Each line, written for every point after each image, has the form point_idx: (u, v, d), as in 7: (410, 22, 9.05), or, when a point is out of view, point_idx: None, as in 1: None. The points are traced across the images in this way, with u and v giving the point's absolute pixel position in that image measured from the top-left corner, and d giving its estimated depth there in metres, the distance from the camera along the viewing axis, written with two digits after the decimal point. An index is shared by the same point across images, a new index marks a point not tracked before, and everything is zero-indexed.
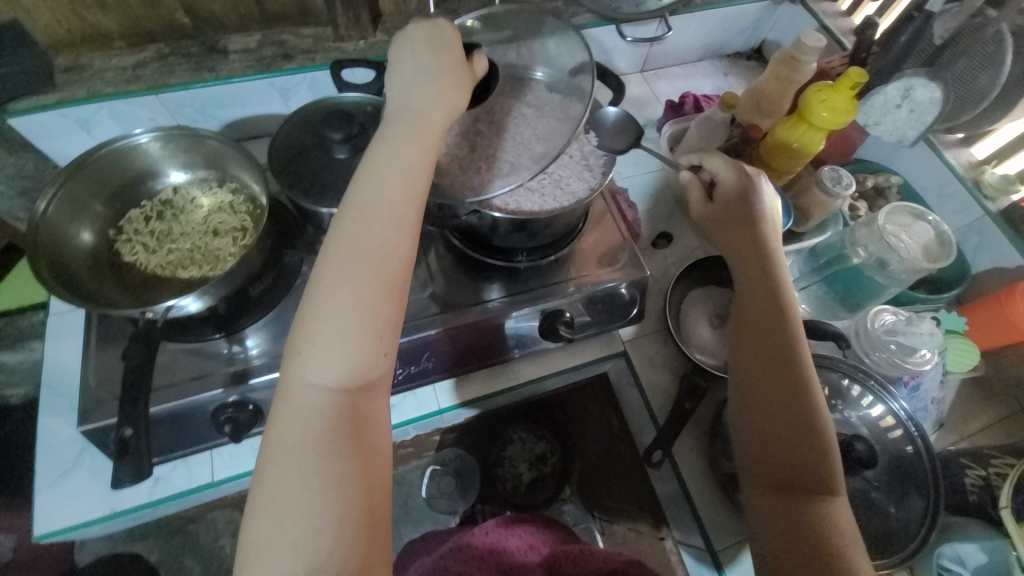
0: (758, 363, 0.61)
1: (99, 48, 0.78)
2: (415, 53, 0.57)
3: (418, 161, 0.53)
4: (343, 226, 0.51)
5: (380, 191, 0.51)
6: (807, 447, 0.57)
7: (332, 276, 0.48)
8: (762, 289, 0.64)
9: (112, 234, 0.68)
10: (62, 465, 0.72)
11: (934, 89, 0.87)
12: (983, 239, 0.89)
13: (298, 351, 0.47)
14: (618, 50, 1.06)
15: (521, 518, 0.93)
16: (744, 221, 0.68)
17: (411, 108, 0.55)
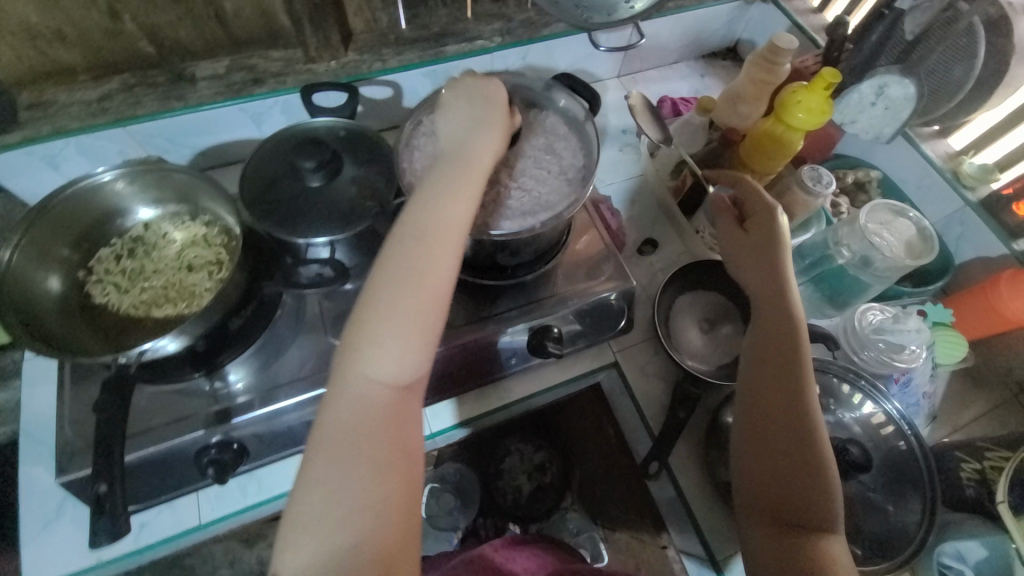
0: (768, 365, 0.64)
1: (63, 83, 0.75)
2: (471, 108, 0.65)
3: (468, 191, 0.58)
4: (401, 236, 0.55)
5: (437, 212, 0.56)
6: (804, 470, 0.59)
7: (397, 279, 0.53)
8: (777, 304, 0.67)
9: (82, 276, 0.66)
10: (44, 517, 0.69)
11: (908, 85, 0.86)
12: (965, 230, 0.89)
13: (356, 346, 0.52)
14: (592, 58, 1.07)
15: (523, 541, 0.92)
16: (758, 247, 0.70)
17: (468, 147, 0.61)
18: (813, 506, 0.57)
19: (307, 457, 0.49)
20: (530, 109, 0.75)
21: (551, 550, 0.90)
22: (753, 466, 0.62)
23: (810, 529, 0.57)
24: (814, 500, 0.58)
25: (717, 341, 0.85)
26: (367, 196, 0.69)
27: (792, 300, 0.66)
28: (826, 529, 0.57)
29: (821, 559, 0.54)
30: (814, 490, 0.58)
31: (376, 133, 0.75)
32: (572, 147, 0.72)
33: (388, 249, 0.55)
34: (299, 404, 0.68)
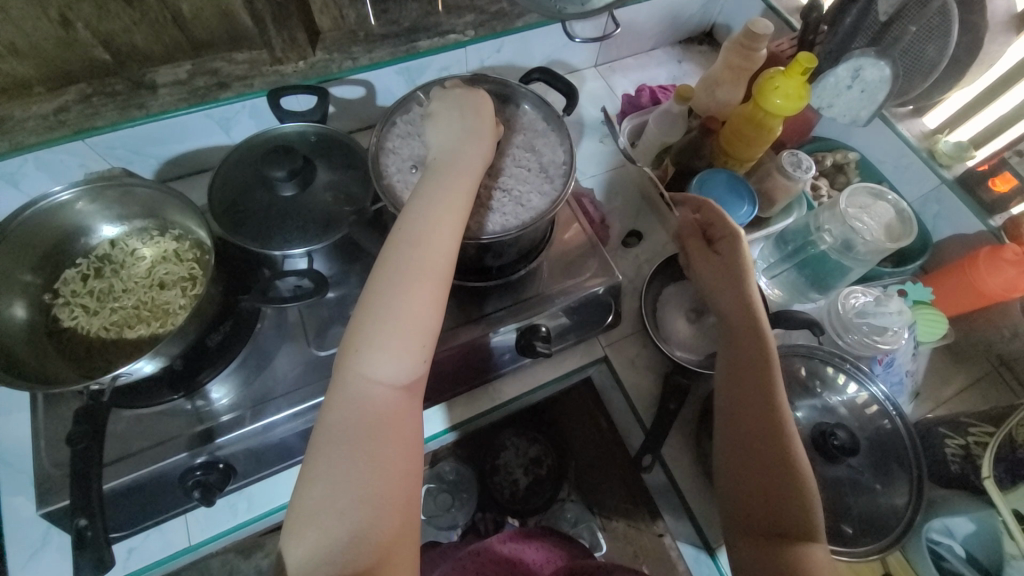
0: (740, 371, 0.67)
1: (19, 97, 0.71)
2: (463, 114, 0.64)
3: (461, 199, 0.57)
4: (398, 235, 0.55)
5: (433, 215, 0.55)
6: (778, 476, 0.61)
7: (399, 276, 0.52)
8: (744, 317, 0.69)
9: (48, 299, 0.64)
10: (29, 547, 0.67)
11: (882, 68, 0.85)
12: (942, 209, 0.91)
13: (358, 344, 0.51)
14: (568, 48, 1.05)
15: (527, 532, 0.92)
16: (721, 276, 0.73)
17: (460, 156, 0.61)
18: (792, 513, 0.59)
19: (308, 456, 0.49)
20: (508, 105, 0.74)
21: (557, 543, 0.91)
22: (735, 470, 0.64)
23: (790, 537, 0.58)
24: (791, 509, 0.59)
25: (704, 330, 0.84)
26: (344, 201, 0.68)
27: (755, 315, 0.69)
28: (807, 536, 0.58)
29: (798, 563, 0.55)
30: (792, 498, 0.59)
31: (348, 136, 0.72)
32: (550, 143, 0.71)
33: (387, 248, 0.54)
34: (288, 417, 0.67)
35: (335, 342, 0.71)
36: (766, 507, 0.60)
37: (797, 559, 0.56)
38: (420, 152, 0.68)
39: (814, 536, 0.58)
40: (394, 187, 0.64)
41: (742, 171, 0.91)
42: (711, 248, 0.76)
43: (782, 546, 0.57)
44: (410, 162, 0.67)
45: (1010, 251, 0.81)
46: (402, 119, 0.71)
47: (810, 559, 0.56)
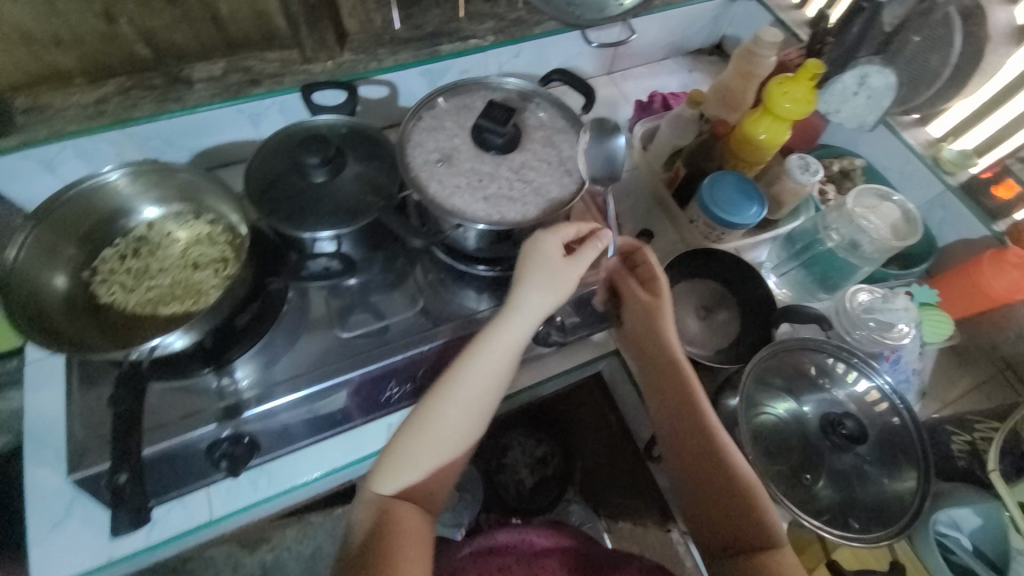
0: (676, 414, 0.74)
1: (59, 87, 0.74)
2: (543, 263, 0.65)
3: (502, 368, 0.66)
4: (443, 390, 0.65)
5: (476, 381, 0.65)
6: (735, 494, 0.68)
7: (436, 434, 0.64)
8: (669, 367, 0.74)
9: (86, 276, 0.67)
10: (54, 517, 0.69)
11: (888, 75, 0.90)
12: (947, 214, 0.93)
13: (387, 472, 0.63)
14: (582, 55, 1.08)
15: (532, 523, 0.93)
16: (646, 333, 0.77)
17: (507, 321, 0.66)
18: (754, 528, 0.67)
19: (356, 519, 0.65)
20: (528, 103, 0.77)
21: (566, 530, 0.92)
22: (703, 501, 0.72)
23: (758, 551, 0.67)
24: (755, 524, 0.67)
25: (713, 327, 0.87)
26: (368, 191, 0.70)
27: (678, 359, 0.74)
28: (767, 545, 0.67)
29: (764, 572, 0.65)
30: (747, 517, 0.68)
31: (376, 130, 0.75)
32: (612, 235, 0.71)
33: (431, 398, 0.65)
34: (298, 402, 0.69)
35: (357, 326, 0.74)
36: (729, 529, 0.69)
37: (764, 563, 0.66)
38: (446, 145, 0.71)
39: (777, 541, 0.67)
40: (421, 178, 0.68)
41: (751, 174, 0.92)
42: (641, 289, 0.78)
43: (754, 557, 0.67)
44: (436, 155, 0.70)
45: (1014, 254, 0.84)
46: (428, 113, 0.73)
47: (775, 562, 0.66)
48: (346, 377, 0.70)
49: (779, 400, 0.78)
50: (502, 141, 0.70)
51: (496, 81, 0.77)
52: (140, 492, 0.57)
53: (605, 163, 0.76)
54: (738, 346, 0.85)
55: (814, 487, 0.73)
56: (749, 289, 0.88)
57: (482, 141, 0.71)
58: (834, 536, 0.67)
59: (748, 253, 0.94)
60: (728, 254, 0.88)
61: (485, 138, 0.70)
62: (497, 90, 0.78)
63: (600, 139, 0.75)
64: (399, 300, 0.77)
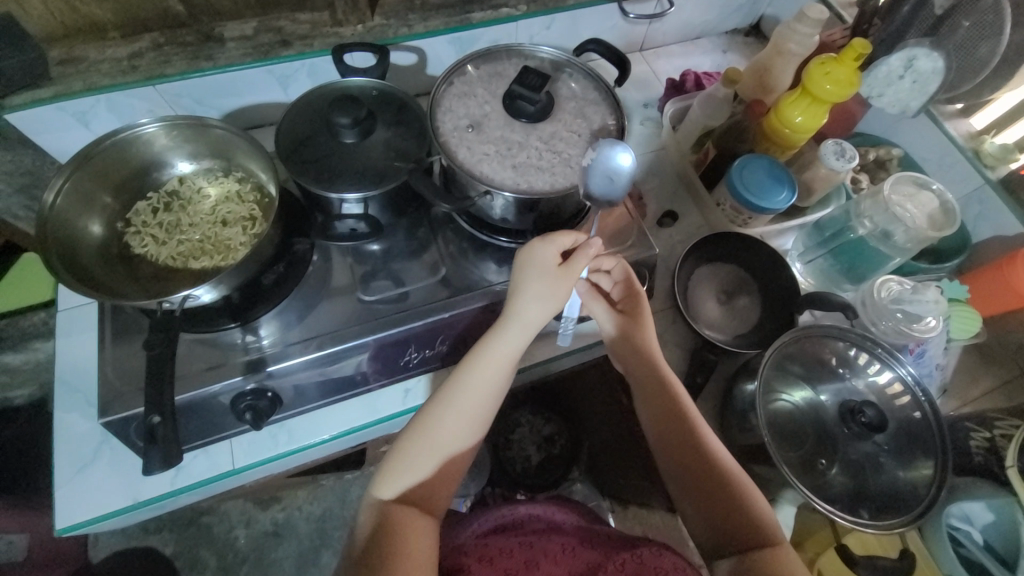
0: (667, 426, 0.70)
1: (94, 40, 0.74)
2: (540, 275, 0.65)
3: (502, 375, 0.65)
4: (445, 398, 0.64)
5: (477, 389, 0.64)
6: (728, 493, 0.66)
7: (440, 440, 0.63)
8: (652, 374, 0.71)
9: (120, 226, 0.69)
10: (82, 460, 0.72)
11: (937, 59, 0.86)
12: (984, 209, 0.90)
13: (391, 476, 0.62)
14: (613, 28, 1.04)
15: (538, 500, 0.93)
16: (624, 344, 0.73)
17: (503, 331, 0.66)
18: (751, 528, 0.64)
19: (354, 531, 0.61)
20: (560, 74, 0.76)
21: (571, 506, 0.94)
22: (698, 509, 0.67)
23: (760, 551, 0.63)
24: (752, 524, 0.65)
25: (734, 311, 0.86)
26: (395, 156, 0.70)
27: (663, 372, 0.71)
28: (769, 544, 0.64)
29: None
30: (749, 520, 0.65)
31: (405, 95, 0.75)
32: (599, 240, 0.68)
33: (432, 405, 0.65)
34: (309, 364, 0.69)
35: (379, 291, 0.74)
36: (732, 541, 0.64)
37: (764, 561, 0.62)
38: (476, 112, 0.70)
39: (777, 539, 0.64)
40: (450, 143, 0.67)
41: (783, 159, 0.90)
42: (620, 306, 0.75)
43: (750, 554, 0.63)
44: (466, 121, 0.70)
45: None
46: (459, 80, 0.72)
47: (777, 559, 0.62)
48: (365, 340, 0.70)
49: (796, 389, 0.79)
50: (534, 109, 0.69)
51: (529, 49, 0.76)
52: (171, 435, 0.59)
53: (600, 189, 0.68)
54: (759, 332, 0.85)
55: (828, 472, 0.75)
56: (773, 276, 0.87)
57: (514, 109, 0.70)
58: (849, 522, 0.68)
59: (774, 240, 0.93)
60: (753, 239, 0.87)
61: (517, 107, 0.69)
62: (531, 59, 0.76)
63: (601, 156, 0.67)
64: (420, 268, 0.76)
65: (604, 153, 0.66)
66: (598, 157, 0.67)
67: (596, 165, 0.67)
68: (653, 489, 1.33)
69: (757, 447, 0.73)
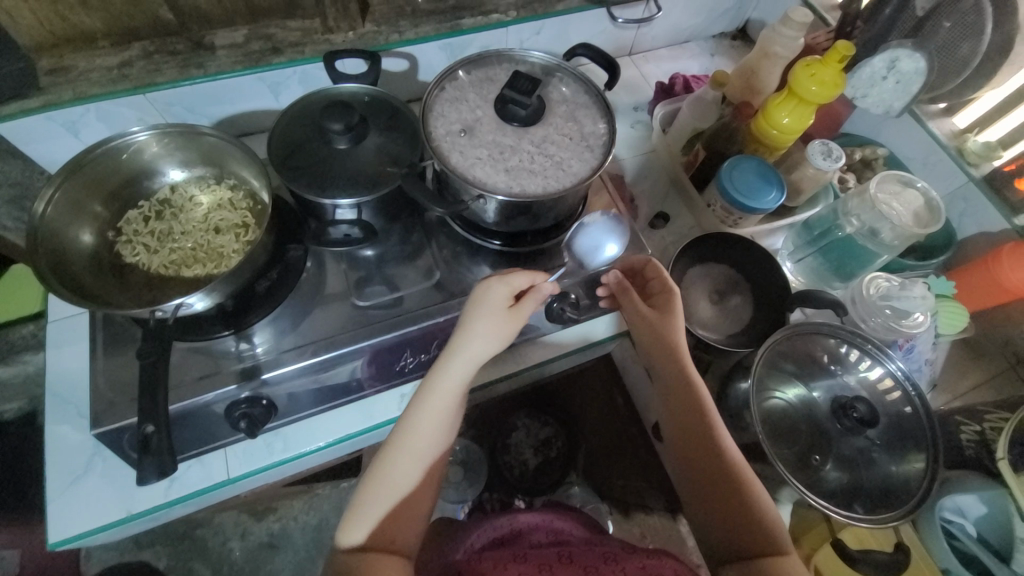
0: (683, 426, 0.71)
1: (83, 49, 0.74)
2: (488, 313, 0.65)
3: (449, 409, 0.65)
4: (398, 440, 0.64)
5: (428, 427, 0.64)
6: (735, 501, 0.66)
7: (397, 482, 0.62)
8: (677, 373, 0.71)
9: (112, 236, 0.69)
10: (73, 472, 0.71)
11: (918, 59, 0.86)
12: (968, 206, 0.92)
13: (355, 520, 0.61)
14: (604, 35, 1.05)
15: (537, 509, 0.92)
16: (653, 339, 0.73)
17: (447, 365, 0.65)
18: (755, 535, 0.65)
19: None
20: (550, 78, 0.76)
21: (572, 516, 0.92)
22: (706, 511, 0.68)
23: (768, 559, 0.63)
24: (755, 530, 0.65)
25: (727, 310, 0.87)
26: (388, 162, 0.70)
27: (687, 373, 0.72)
28: (776, 552, 0.64)
29: None
30: (757, 525, 0.65)
31: (398, 100, 0.75)
32: (552, 282, 0.70)
33: (386, 448, 0.64)
34: (301, 371, 0.69)
35: (373, 297, 0.74)
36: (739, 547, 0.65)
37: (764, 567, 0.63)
38: (468, 117, 0.71)
39: (782, 548, 0.64)
40: (442, 148, 0.68)
41: (771, 160, 0.91)
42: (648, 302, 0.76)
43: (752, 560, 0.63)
44: (458, 126, 0.70)
45: None
46: (450, 86, 0.73)
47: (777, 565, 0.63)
48: (359, 346, 0.70)
49: (789, 386, 0.80)
50: (526, 113, 0.70)
51: (520, 54, 0.76)
52: (165, 445, 0.59)
53: (583, 249, 0.79)
54: (751, 331, 0.85)
55: (823, 469, 0.76)
56: (764, 274, 0.87)
57: (505, 113, 0.70)
58: (842, 516, 0.69)
59: (763, 240, 0.95)
60: (744, 239, 0.88)
61: (508, 110, 0.70)
62: (521, 63, 0.77)
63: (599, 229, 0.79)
64: (413, 272, 0.77)
65: (601, 225, 0.80)
66: (595, 224, 0.79)
67: (590, 228, 0.79)
68: (651, 490, 1.34)
69: (753, 445, 0.73)
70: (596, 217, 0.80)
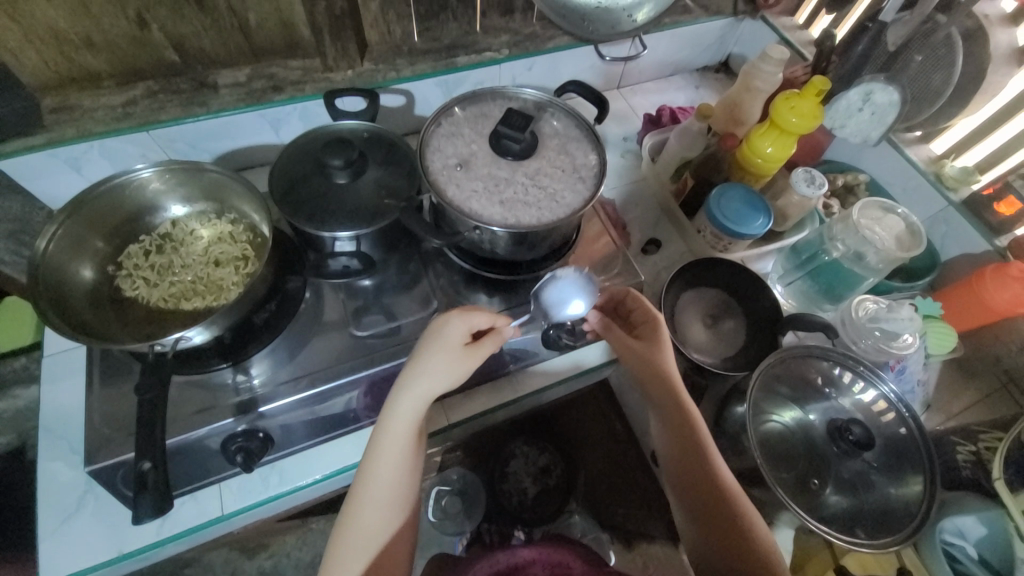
0: (680, 453, 0.71)
1: (87, 88, 0.76)
2: (442, 350, 0.63)
3: (406, 450, 0.63)
4: (360, 490, 0.63)
5: (387, 475, 0.62)
6: (729, 527, 0.67)
7: (368, 533, 0.62)
8: (671, 400, 0.71)
9: (112, 270, 0.69)
10: (64, 511, 0.70)
11: (892, 92, 0.91)
12: (949, 229, 0.95)
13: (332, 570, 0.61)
14: (593, 69, 1.10)
15: (534, 542, 0.87)
16: (641, 365, 0.73)
17: (395, 407, 0.62)
18: (753, 561, 0.64)
19: None
20: (542, 113, 0.79)
21: (570, 548, 0.86)
22: (706, 541, 0.68)
23: None
24: (753, 555, 0.65)
25: (720, 334, 0.88)
26: (386, 195, 0.72)
27: (682, 399, 0.71)
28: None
29: None
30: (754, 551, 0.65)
31: (397, 136, 0.78)
32: (515, 327, 0.69)
33: (350, 500, 0.63)
34: (297, 404, 0.69)
35: (371, 326, 0.75)
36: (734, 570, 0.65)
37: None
38: (463, 151, 0.73)
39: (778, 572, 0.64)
40: (439, 181, 0.70)
41: (758, 187, 0.94)
42: (635, 331, 0.76)
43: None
44: (454, 160, 0.72)
45: (1015, 268, 0.85)
46: (446, 121, 0.76)
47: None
48: (357, 376, 0.71)
49: (785, 409, 0.81)
50: (519, 148, 0.72)
51: (513, 91, 0.80)
52: (162, 481, 0.58)
53: (548, 301, 0.76)
54: (745, 354, 0.86)
55: (823, 493, 0.76)
56: (754, 298, 0.89)
57: (500, 147, 0.73)
58: (843, 542, 0.69)
59: (753, 264, 0.97)
60: (734, 263, 0.90)
61: (502, 144, 0.73)
62: (515, 99, 0.80)
63: (571, 285, 0.76)
64: (411, 301, 0.78)
65: (574, 281, 0.76)
66: (568, 278, 0.76)
67: (562, 282, 0.76)
68: (653, 519, 1.32)
69: (752, 470, 0.73)
70: (570, 272, 0.76)
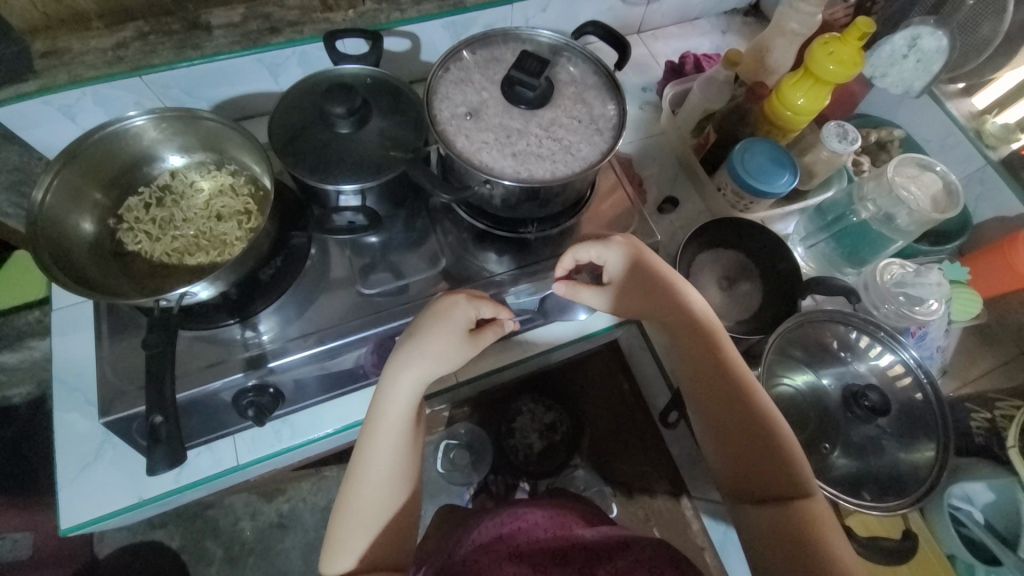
0: (704, 372, 0.65)
1: (77, 30, 0.71)
2: (446, 331, 0.62)
3: (404, 430, 0.62)
4: (357, 470, 0.62)
5: (381, 458, 0.61)
6: (756, 439, 0.62)
7: (363, 515, 0.61)
8: (688, 320, 0.67)
9: (112, 223, 0.68)
10: (84, 458, 0.72)
11: (940, 38, 0.84)
12: (985, 189, 0.89)
13: (336, 549, 0.60)
14: (612, 11, 1.02)
15: (524, 506, 0.81)
16: (642, 292, 0.69)
17: (392, 388, 0.62)
18: (779, 478, 0.61)
19: None
20: (557, 58, 0.74)
21: (564, 515, 0.80)
22: (726, 461, 0.63)
23: (795, 503, 0.60)
24: (783, 473, 0.61)
25: (736, 297, 0.85)
26: (391, 146, 0.69)
27: (699, 319, 0.67)
28: (800, 495, 0.60)
29: (806, 528, 0.58)
30: (779, 467, 0.61)
31: (402, 82, 0.73)
32: (515, 322, 0.67)
33: (348, 484, 0.62)
34: (308, 359, 0.69)
35: (378, 284, 0.73)
36: (756, 487, 0.61)
37: (802, 518, 0.58)
38: (473, 100, 0.69)
39: (807, 492, 0.60)
40: (448, 132, 0.66)
41: (784, 142, 0.88)
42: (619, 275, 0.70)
43: (784, 510, 0.59)
44: (463, 109, 0.68)
45: None
46: (455, 66, 0.71)
47: (812, 514, 0.59)
48: (365, 334, 0.70)
49: (798, 373, 0.79)
50: (533, 96, 0.68)
51: (527, 33, 0.74)
52: (175, 433, 0.59)
53: (552, 306, 0.79)
54: (760, 317, 0.83)
55: (831, 456, 0.76)
56: (773, 260, 0.85)
57: (513, 95, 0.68)
58: (850, 504, 0.70)
59: (774, 225, 0.93)
60: (751, 225, 0.86)
61: (514, 91, 0.68)
62: (529, 43, 0.74)
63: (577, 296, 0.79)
64: (419, 259, 0.76)
65: None
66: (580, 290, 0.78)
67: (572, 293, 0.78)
68: (657, 476, 1.35)
69: None
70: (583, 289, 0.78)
